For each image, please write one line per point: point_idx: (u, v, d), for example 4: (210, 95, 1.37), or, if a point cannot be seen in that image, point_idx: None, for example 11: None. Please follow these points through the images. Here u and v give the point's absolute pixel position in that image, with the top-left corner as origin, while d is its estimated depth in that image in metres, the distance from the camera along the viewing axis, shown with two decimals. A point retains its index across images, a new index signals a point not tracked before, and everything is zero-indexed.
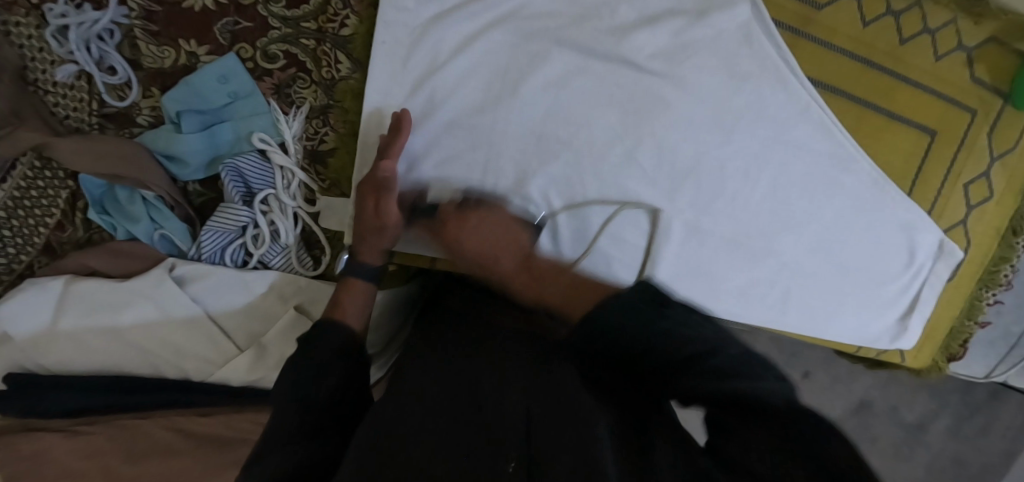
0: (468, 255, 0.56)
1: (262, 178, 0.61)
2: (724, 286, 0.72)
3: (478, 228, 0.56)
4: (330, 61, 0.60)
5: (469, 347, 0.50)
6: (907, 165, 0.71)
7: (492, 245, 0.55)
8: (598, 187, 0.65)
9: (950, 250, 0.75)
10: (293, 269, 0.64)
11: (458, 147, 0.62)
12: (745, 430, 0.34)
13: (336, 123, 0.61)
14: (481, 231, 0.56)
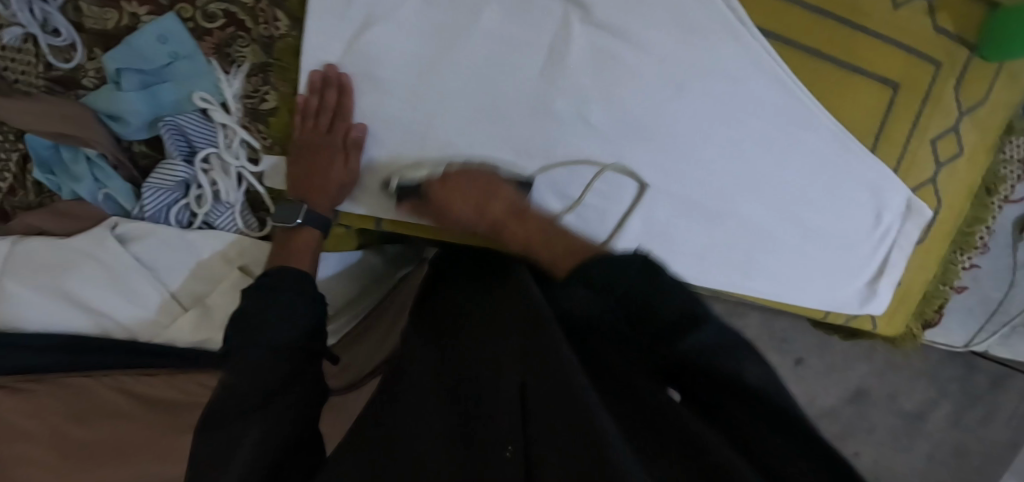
0: (461, 213, 0.58)
1: (204, 138, 0.62)
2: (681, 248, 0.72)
3: (460, 191, 0.58)
4: (268, 17, 0.60)
5: (474, 334, 0.52)
6: (869, 121, 0.69)
7: (478, 197, 0.58)
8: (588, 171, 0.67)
9: (919, 209, 0.73)
10: (238, 229, 0.64)
11: (399, 105, 0.62)
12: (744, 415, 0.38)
13: (277, 82, 0.61)
14: (466, 201, 0.58)
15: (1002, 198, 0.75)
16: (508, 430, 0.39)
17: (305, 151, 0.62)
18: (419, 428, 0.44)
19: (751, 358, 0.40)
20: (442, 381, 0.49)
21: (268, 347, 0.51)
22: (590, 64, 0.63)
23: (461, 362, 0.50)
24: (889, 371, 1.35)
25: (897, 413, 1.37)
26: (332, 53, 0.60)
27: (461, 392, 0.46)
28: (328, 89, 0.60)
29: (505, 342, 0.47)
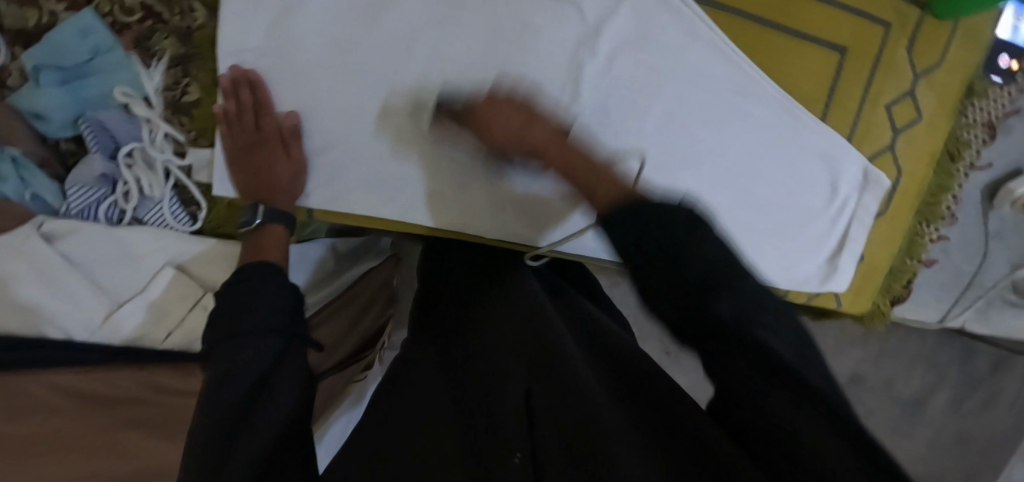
0: (501, 139, 0.55)
1: (128, 133, 0.61)
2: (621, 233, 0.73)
3: (499, 110, 0.55)
4: (183, 8, 0.59)
5: (482, 340, 0.55)
6: (817, 87, 0.66)
7: (521, 126, 0.54)
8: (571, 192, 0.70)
9: (876, 179, 0.69)
10: (167, 224, 0.64)
11: (323, 94, 0.62)
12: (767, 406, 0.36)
13: (197, 73, 0.61)
14: (509, 116, 0.55)
15: (967, 165, 0.72)
16: (514, 435, 0.42)
17: (246, 149, 0.61)
18: (429, 427, 0.48)
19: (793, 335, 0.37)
20: (449, 386, 0.52)
21: (249, 335, 0.52)
22: (516, 39, 0.61)
23: (468, 371, 0.53)
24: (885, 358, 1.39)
25: (893, 400, 1.42)
26: (246, 39, 0.59)
27: (468, 396, 0.50)
28: (241, 88, 0.59)
29: (513, 358, 0.51)
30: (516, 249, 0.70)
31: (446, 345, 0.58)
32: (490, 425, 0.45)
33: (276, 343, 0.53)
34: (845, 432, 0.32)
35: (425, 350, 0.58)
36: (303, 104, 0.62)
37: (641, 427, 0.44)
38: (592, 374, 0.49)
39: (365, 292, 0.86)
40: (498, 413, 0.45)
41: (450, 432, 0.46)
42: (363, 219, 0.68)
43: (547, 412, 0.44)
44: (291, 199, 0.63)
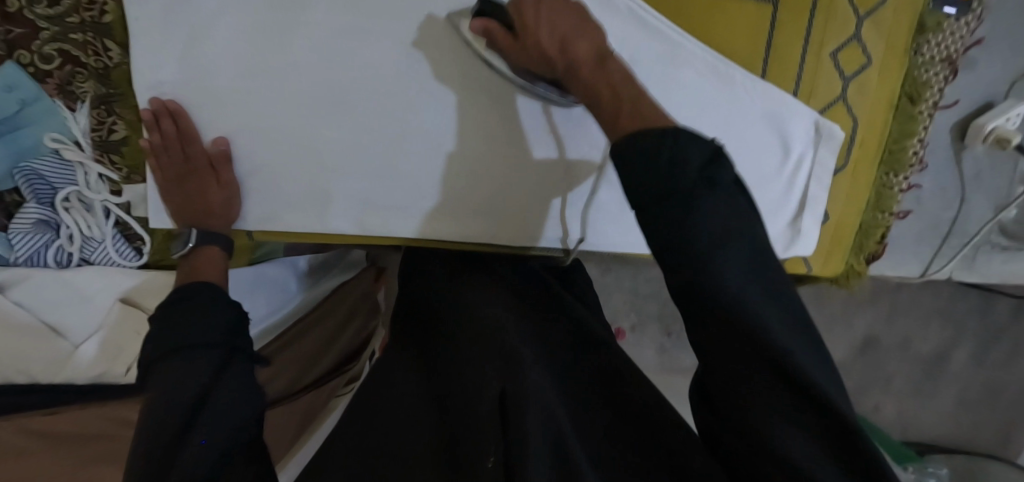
0: (541, 38, 0.52)
1: (63, 177, 0.61)
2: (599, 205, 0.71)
3: (545, 22, 0.52)
4: (100, 49, 0.60)
5: (463, 334, 0.56)
6: (751, 43, 0.63)
7: (567, 35, 0.52)
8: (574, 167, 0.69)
9: (829, 132, 0.66)
10: (114, 261, 0.65)
11: (242, 114, 0.61)
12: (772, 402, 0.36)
13: (121, 110, 0.61)
14: (553, 24, 0.52)
15: (930, 106, 0.68)
16: (488, 438, 0.42)
17: (177, 179, 0.61)
18: (404, 436, 0.49)
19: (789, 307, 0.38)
20: (428, 392, 0.53)
21: (183, 350, 0.48)
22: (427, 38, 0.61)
23: (446, 370, 0.53)
24: (897, 316, 1.35)
25: (912, 359, 1.38)
26: (160, 72, 0.59)
27: (445, 396, 0.51)
28: (161, 119, 0.59)
29: (489, 350, 0.52)
30: (501, 235, 0.70)
31: (425, 348, 0.60)
32: (464, 426, 0.45)
33: (215, 356, 0.49)
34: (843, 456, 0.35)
35: (405, 358, 0.60)
36: (225, 128, 0.61)
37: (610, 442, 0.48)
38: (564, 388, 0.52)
39: (336, 310, 0.86)
40: (470, 412, 0.46)
41: (422, 437, 0.48)
42: (306, 235, 0.67)
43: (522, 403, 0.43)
44: (229, 223, 0.63)
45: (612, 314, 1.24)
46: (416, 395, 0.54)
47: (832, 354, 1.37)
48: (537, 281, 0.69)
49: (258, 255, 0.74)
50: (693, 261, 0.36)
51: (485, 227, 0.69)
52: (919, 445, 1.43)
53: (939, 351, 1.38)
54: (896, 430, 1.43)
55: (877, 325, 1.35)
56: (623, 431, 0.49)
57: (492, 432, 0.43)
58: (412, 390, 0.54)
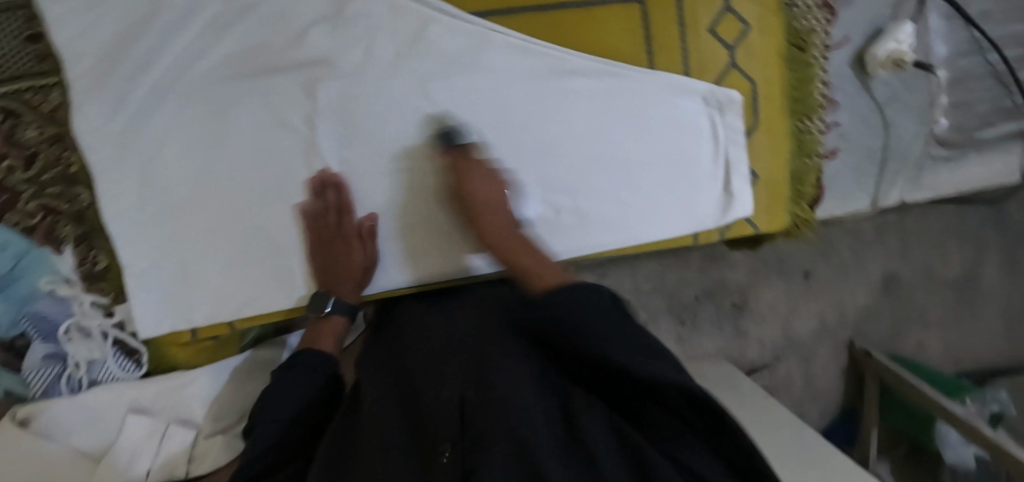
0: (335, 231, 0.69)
1: (61, 313, 0.70)
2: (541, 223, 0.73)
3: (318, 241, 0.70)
4: (71, 196, 0.68)
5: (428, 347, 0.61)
6: (630, 41, 0.68)
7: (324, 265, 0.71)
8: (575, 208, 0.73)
9: (728, 97, 0.69)
10: (118, 376, 0.72)
11: (201, 221, 0.69)
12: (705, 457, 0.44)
13: (100, 243, 0.69)
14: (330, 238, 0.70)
15: (820, 49, 0.71)
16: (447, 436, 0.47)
17: (321, 251, 0.70)
18: (373, 440, 0.52)
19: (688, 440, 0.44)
20: (396, 402, 0.57)
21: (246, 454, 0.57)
22: (341, 111, 0.68)
23: (412, 384, 0.58)
24: (909, 246, 1.34)
25: (940, 285, 1.36)
26: (120, 203, 0.67)
27: (413, 411, 0.55)
28: (327, 189, 0.69)
29: (448, 363, 0.56)
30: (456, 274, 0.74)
31: (394, 356, 0.66)
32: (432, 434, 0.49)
33: (276, 448, 0.58)
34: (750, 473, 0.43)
35: (375, 369, 0.65)
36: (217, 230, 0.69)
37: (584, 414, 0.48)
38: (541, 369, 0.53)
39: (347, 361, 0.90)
40: (439, 422, 0.49)
41: (390, 439, 0.51)
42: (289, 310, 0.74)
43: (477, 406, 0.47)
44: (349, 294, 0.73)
45: None
46: (386, 402, 0.58)
47: (854, 302, 1.35)
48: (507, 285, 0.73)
49: (249, 342, 0.77)
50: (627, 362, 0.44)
51: (437, 272, 0.74)
52: (971, 372, 1.41)
53: (968, 271, 1.37)
54: (949, 363, 1.40)
55: (891, 264, 1.34)
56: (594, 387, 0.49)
57: (451, 438, 0.46)
58: (379, 398, 0.59)
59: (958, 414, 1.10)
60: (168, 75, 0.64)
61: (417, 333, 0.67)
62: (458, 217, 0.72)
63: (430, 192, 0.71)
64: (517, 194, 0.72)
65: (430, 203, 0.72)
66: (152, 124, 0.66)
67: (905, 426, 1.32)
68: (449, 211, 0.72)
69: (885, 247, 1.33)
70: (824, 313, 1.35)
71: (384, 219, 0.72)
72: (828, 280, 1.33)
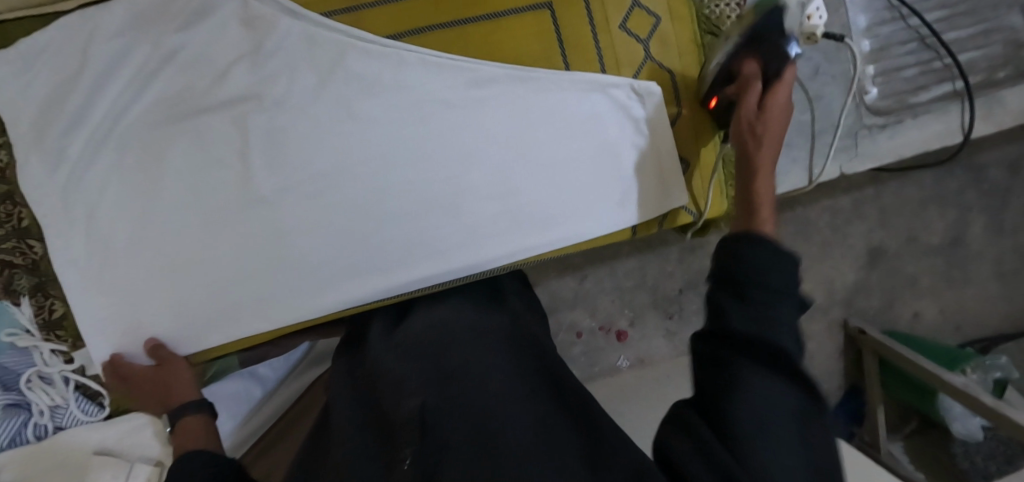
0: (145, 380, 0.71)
1: (21, 363, 0.72)
2: (480, 230, 0.74)
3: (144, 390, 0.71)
4: (25, 247, 0.71)
5: (392, 354, 0.63)
6: (545, 45, 0.71)
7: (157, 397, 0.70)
8: (511, 213, 0.74)
9: (647, 88, 0.71)
10: (82, 419, 0.74)
11: (148, 261, 0.71)
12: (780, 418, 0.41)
13: (55, 291, 0.72)
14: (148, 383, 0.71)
15: None
16: (408, 443, 0.49)
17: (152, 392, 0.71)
18: (342, 450, 0.54)
19: (766, 402, 0.42)
20: (362, 411, 0.60)
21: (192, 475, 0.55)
22: (276, 142, 0.70)
23: (375, 393, 0.60)
24: (890, 216, 1.32)
25: (928, 252, 1.35)
26: (72, 249, 0.70)
27: (379, 420, 0.57)
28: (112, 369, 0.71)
29: (412, 367, 0.59)
30: (398, 293, 0.74)
31: (360, 365, 0.68)
32: (395, 440, 0.52)
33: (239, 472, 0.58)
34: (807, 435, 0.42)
35: (342, 378, 0.67)
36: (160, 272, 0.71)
37: (552, 429, 0.53)
38: (509, 379, 0.57)
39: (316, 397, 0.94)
40: (398, 426, 0.52)
41: (356, 450, 0.54)
42: (240, 339, 0.75)
43: (446, 419, 0.51)
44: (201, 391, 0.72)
45: (606, 317, 1.37)
46: (354, 411, 0.60)
47: (842, 279, 1.34)
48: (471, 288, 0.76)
49: (212, 373, 0.81)
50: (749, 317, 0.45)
51: (381, 291, 0.74)
52: (973, 336, 1.38)
53: (955, 235, 1.35)
54: (950, 330, 1.38)
55: (872, 236, 1.33)
56: (567, 419, 0.56)
57: (411, 442, 0.49)
58: (347, 406, 0.61)
59: (956, 383, 1.08)
60: (107, 124, 0.69)
61: (383, 339, 0.68)
62: (399, 230, 0.74)
63: (367, 209, 0.73)
64: (450, 202, 0.73)
65: (371, 219, 0.73)
66: (97, 172, 0.69)
67: (909, 399, 1.29)
68: (386, 225, 0.73)
69: (864, 221, 1.32)
70: (812, 293, 1.33)
71: (322, 241, 0.73)
72: (811, 259, 1.32)
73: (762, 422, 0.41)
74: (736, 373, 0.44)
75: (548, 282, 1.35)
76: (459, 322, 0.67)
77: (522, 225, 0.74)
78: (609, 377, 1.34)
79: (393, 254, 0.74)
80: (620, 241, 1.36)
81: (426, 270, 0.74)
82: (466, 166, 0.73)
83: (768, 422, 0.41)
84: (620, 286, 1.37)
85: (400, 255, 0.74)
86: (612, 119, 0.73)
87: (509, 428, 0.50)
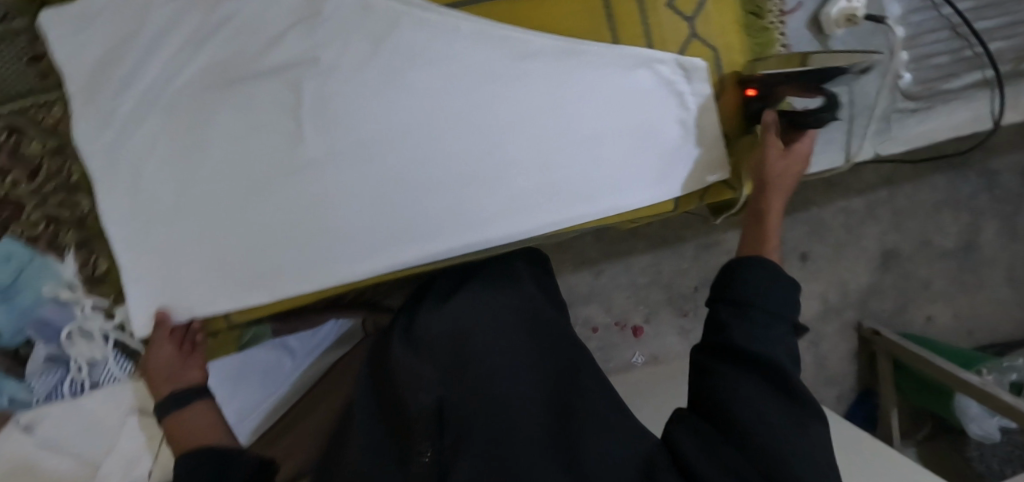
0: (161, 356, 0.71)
1: (64, 317, 0.71)
2: (522, 195, 0.75)
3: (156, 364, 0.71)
4: (72, 202, 0.72)
5: (409, 356, 0.73)
6: (592, 21, 0.72)
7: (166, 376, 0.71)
8: (553, 182, 0.75)
9: (694, 65, 0.73)
10: (120, 377, 0.74)
11: (189, 224, 0.71)
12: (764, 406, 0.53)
13: (100, 247, 0.73)
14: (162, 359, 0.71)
15: (776, 15, 0.76)
16: (428, 439, 0.60)
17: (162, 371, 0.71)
18: (367, 443, 0.65)
19: (754, 394, 0.53)
20: (383, 410, 0.70)
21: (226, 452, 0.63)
22: (325, 107, 0.70)
23: (394, 391, 0.70)
24: (903, 219, 1.35)
25: (940, 256, 1.37)
26: (116, 209, 0.70)
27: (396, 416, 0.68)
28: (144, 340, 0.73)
29: (429, 371, 0.69)
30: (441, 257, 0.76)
31: (380, 363, 0.77)
32: (412, 435, 0.62)
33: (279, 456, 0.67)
34: (794, 420, 0.52)
35: (361, 375, 0.76)
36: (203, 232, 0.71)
37: (559, 422, 0.63)
38: (517, 382, 0.66)
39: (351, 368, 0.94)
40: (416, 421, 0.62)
41: (380, 445, 0.64)
42: (280, 299, 0.75)
43: (461, 416, 0.61)
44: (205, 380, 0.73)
45: (621, 313, 1.38)
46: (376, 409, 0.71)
47: (855, 280, 1.36)
48: (489, 283, 0.82)
49: (245, 340, 0.81)
50: (746, 327, 0.57)
51: (425, 257, 0.75)
52: (985, 339, 1.40)
53: (968, 238, 1.38)
54: (963, 334, 1.39)
55: (886, 238, 1.35)
56: (579, 403, 0.65)
57: (431, 439, 0.60)
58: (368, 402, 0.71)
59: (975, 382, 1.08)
60: (156, 87, 0.69)
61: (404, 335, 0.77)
62: (440, 195, 0.74)
63: (413, 172, 0.73)
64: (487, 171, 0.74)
65: (416, 182, 0.73)
66: (143, 133, 0.69)
67: (927, 401, 1.29)
68: (427, 190, 0.74)
69: (878, 223, 1.34)
70: (826, 294, 1.35)
71: (363, 205, 0.73)
72: (825, 260, 1.34)
73: (751, 402, 0.53)
74: (728, 373, 0.56)
75: (565, 275, 1.35)
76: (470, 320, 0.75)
77: (565, 194, 0.76)
78: (624, 373, 1.34)
79: (437, 218, 0.75)
80: (637, 237, 1.37)
81: (471, 236, 0.75)
82: (509, 135, 0.74)
83: (757, 407, 0.52)
84: (636, 282, 1.38)
85: (445, 218, 0.75)
86: (662, 91, 0.74)
87: (518, 427, 0.60)
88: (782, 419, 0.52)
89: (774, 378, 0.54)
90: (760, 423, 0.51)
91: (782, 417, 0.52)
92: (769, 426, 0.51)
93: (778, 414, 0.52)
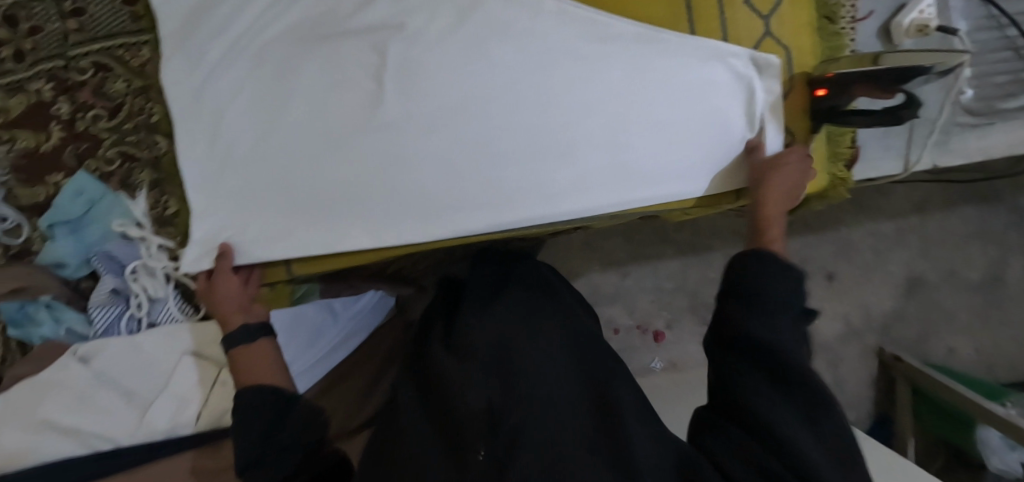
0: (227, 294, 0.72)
1: (130, 254, 0.72)
2: (585, 177, 0.77)
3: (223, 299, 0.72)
4: (149, 142, 0.73)
5: (449, 352, 0.70)
6: (672, 11, 0.74)
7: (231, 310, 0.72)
8: (615, 167, 0.77)
9: (766, 62, 0.76)
10: (176, 317, 0.76)
11: (259, 172, 0.72)
12: (780, 401, 0.53)
13: (171, 189, 0.73)
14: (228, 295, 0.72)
15: (848, 21, 0.79)
16: (478, 439, 0.56)
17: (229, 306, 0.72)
18: (412, 441, 0.61)
19: (773, 392, 0.54)
20: (424, 406, 0.67)
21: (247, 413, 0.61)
22: (405, 70, 0.72)
23: (436, 386, 0.67)
24: (931, 248, 1.37)
25: (965, 288, 1.39)
26: (193, 151, 0.72)
27: (440, 413, 0.64)
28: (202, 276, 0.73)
29: (473, 363, 0.65)
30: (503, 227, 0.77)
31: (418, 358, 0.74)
32: (461, 432, 0.59)
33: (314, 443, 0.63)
34: (813, 417, 0.52)
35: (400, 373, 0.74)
36: (273, 181, 0.72)
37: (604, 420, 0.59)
38: (561, 379, 0.63)
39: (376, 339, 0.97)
40: (465, 420, 0.59)
41: (426, 440, 0.61)
42: (337, 254, 0.76)
43: (510, 411, 0.58)
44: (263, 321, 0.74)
45: (644, 317, 1.39)
46: (416, 405, 0.67)
47: (878, 304, 1.37)
48: (527, 277, 0.80)
49: (298, 295, 0.83)
50: (762, 324, 0.57)
51: (487, 226, 0.77)
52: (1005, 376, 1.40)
53: (993, 274, 1.39)
54: (983, 369, 1.40)
55: (912, 265, 1.37)
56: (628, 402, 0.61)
57: (482, 437, 0.56)
58: (409, 400, 0.68)
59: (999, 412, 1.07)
60: (244, 36, 0.71)
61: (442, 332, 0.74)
62: (504, 170, 0.76)
63: (483, 142, 0.75)
64: (550, 144, 0.76)
65: (484, 152, 0.75)
66: (228, 79, 0.71)
67: (946, 431, 1.28)
68: (490, 164, 0.75)
69: (906, 249, 1.36)
70: (848, 315, 1.36)
71: (429, 171, 0.74)
72: (849, 280, 1.35)
73: (766, 400, 0.53)
74: (744, 371, 0.56)
75: (591, 274, 1.37)
76: (508, 312, 0.72)
77: (628, 177, 0.78)
78: (643, 376, 1.35)
79: (502, 190, 0.76)
80: (665, 243, 1.39)
81: (534, 210, 0.77)
82: (579, 114, 0.75)
83: (771, 402, 0.53)
84: (661, 287, 1.39)
85: (509, 191, 0.76)
86: (731, 85, 0.77)
87: (564, 432, 0.56)
88: (798, 414, 0.52)
89: (790, 372, 0.54)
90: (782, 420, 0.52)
91: (798, 412, 0.52)
92: (788, 426, 0.51)
93: (796, 408, 0.53)
